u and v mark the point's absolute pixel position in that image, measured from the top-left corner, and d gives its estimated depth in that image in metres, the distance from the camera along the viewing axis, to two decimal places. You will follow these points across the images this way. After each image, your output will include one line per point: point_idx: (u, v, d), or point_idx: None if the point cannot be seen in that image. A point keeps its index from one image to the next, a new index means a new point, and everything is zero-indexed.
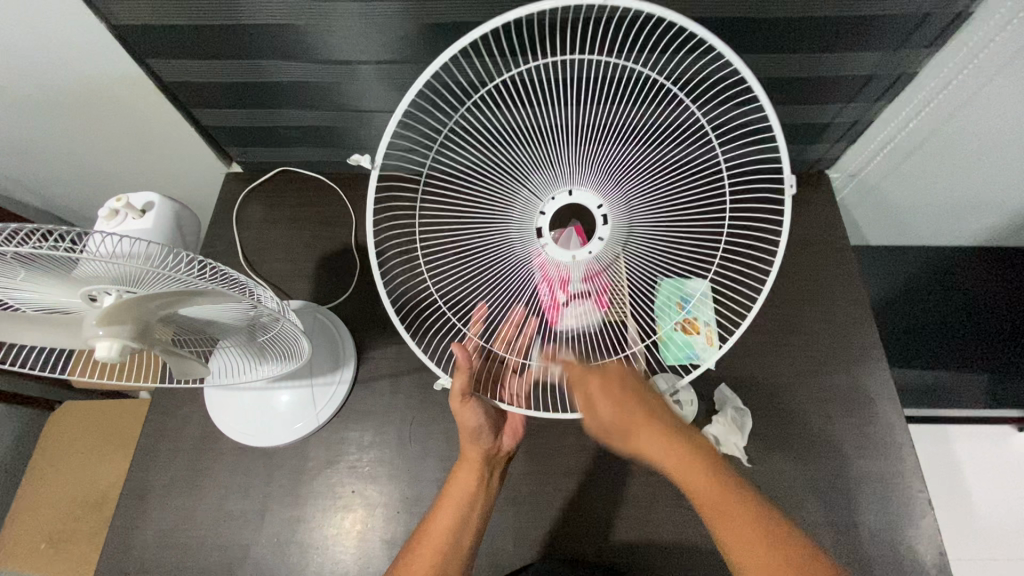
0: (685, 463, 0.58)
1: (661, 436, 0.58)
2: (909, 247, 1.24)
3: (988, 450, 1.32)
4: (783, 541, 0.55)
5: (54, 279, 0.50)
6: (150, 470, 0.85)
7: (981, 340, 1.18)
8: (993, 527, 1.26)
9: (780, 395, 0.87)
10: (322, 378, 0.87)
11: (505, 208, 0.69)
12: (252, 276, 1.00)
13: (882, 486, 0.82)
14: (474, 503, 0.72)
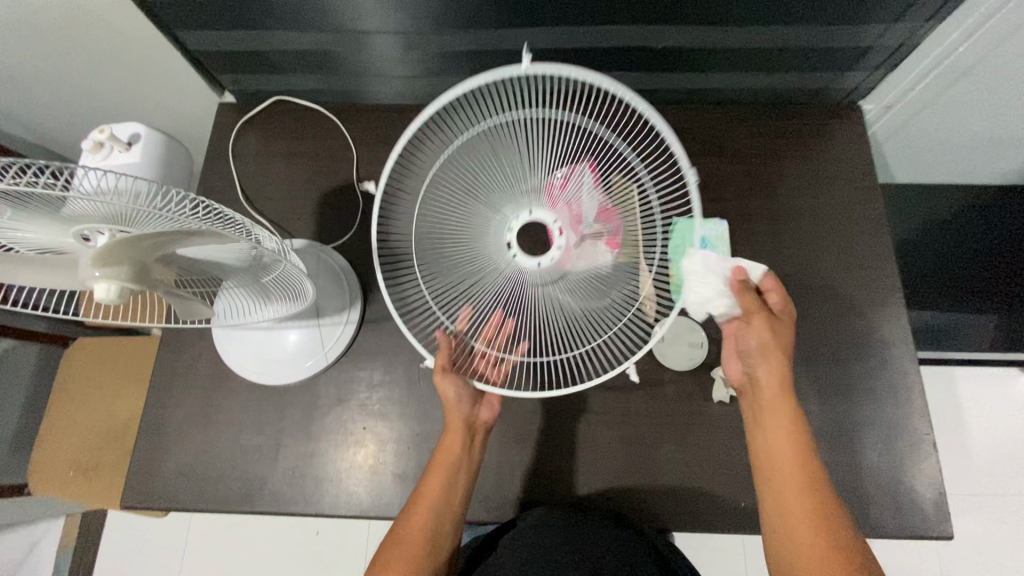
0: (783, 417, 0.67)
1: (779, 390, 0.68)
2: (937, 185, 1.18)
3: (994, 392, 1.33)
4: (827, 511, 0.61)
5: (42, 216, 0.48)
6: (165, 406, 0.87)
7: (1000, 279, 1.16)
8: (987, 465, 1.30)
9: (793, 338, 0.86)
10: (329, 317, 0.87)
11: (472, 230, 0.70)
12: (253, 213, 0.97)
13: (889, 428, 0.82)
14: (458, 473, 0.72)
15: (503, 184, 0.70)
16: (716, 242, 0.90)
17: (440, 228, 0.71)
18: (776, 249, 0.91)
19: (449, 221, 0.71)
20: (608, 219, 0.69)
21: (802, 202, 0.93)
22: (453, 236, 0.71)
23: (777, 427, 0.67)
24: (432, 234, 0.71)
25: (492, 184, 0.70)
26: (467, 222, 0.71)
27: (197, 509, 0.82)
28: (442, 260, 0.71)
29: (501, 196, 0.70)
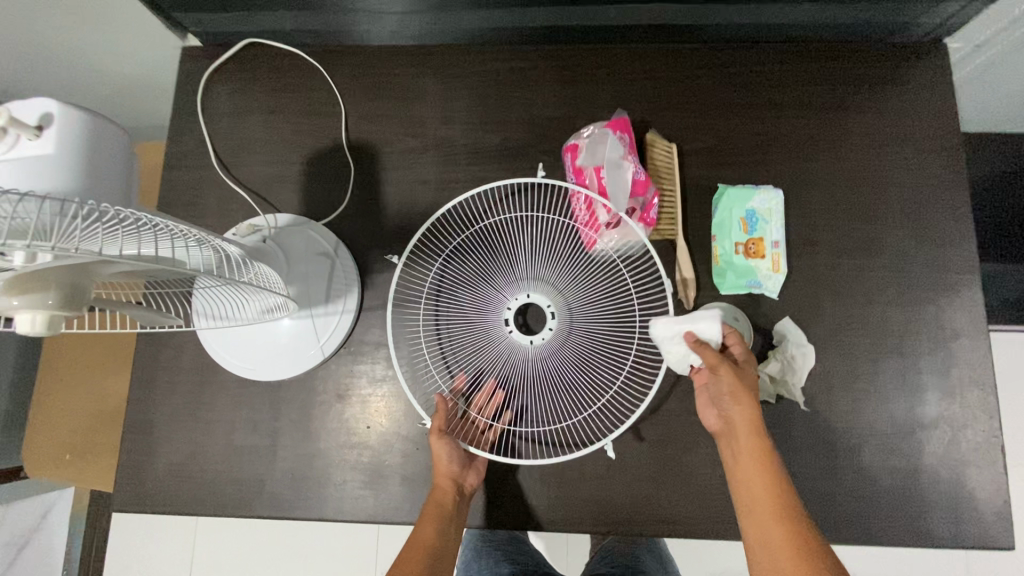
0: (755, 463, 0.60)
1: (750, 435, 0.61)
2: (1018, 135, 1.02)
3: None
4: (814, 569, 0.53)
5: None
6: (150, 403, 0.79)
7: None
8: None
9: (852, 326, 0.75)
10: (321, 307, 0.76)
11: (472, 310, 0.73)
12: (230, 182, 0.84)
13: (953, 429, 0.73)
14: (448, 533, 0.66)
15: (504, 270, 0.74)
16: (767, 215, 0.76)
17: (450, 304, 0.76)
18: (836, 222, 0.78)
19: (456, 299, 0.76)
20: (642, 194, 0.73)
21: (869, 166, 0.79)
22: (457, 316, 0.75)
23: (750, 475, 0.60)
24: (445, 312, 0.77)
25: (495, 269, 0.74)
26: (468, 303, 0.74)
27: (192, 513, 0.76)
28: (452, 331, 0.76)
29: (502, 277, 0.73)
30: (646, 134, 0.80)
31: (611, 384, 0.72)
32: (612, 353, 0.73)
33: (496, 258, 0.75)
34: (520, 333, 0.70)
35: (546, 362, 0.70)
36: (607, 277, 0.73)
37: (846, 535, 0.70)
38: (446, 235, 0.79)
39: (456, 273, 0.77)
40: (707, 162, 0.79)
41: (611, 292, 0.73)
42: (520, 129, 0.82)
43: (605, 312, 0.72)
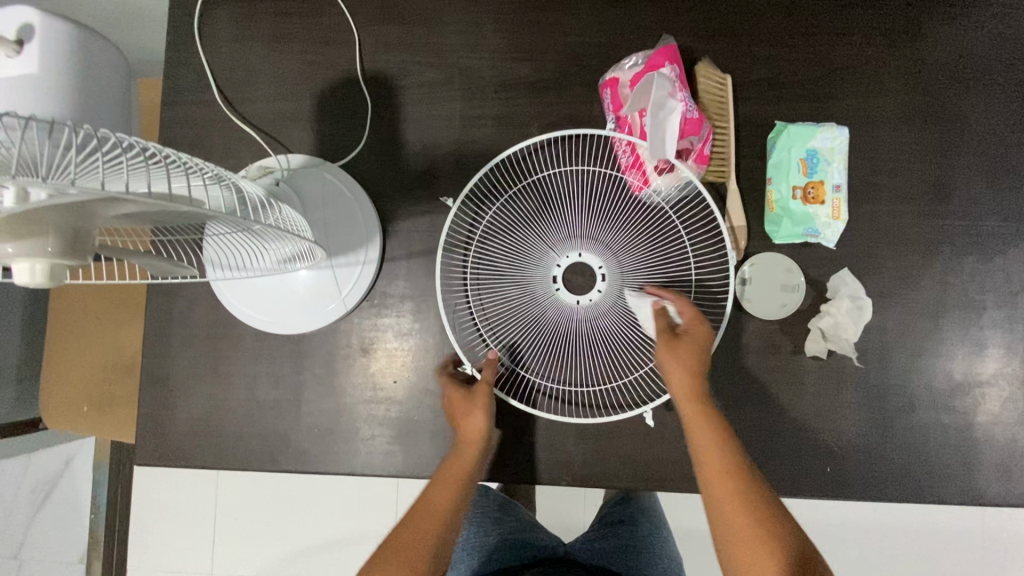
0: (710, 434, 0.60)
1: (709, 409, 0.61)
2: None
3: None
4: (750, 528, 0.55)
5: None
6: (166, 356, 0.76)
7: None
8: None
9: (912, 278, 0.70)
10: (342, 257, 0.71)
11: (519, 269, 0.69)
12: (236, 119, 0.77)
13: (1011, 387, 0.69)
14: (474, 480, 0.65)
15: (554, 227, 0.70)
16: (829, 156, 0.69)
17: (493, 263, 0.71)
18: (902, 164, 0.71)
19: (503, 256, 0.70)
20: (694, 132, 0.66)
21: (943, 101, 0.71)
22: (502, 274, 0.70)
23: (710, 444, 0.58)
24: (487, 270, 0.71)
25: (545, 226, 0.70)
26: (517, 262, 0.69)
27: (217, 468, 0.74)
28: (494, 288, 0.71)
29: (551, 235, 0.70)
30: (695, 65, 0.72)
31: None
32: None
33: (546, 215, 0.70)
34: (568, 293, 0.68)
35: (594, 323, 0.68)
36: (661, 240, 0.69)
37: (893, 494, 0.68)
38: (488, 191, 0.74)
39: (502, 229, 0.71)
40: (763, 97, 0.71)
41: (664, 254, 0.69)
42: (554, 58, 0.74)
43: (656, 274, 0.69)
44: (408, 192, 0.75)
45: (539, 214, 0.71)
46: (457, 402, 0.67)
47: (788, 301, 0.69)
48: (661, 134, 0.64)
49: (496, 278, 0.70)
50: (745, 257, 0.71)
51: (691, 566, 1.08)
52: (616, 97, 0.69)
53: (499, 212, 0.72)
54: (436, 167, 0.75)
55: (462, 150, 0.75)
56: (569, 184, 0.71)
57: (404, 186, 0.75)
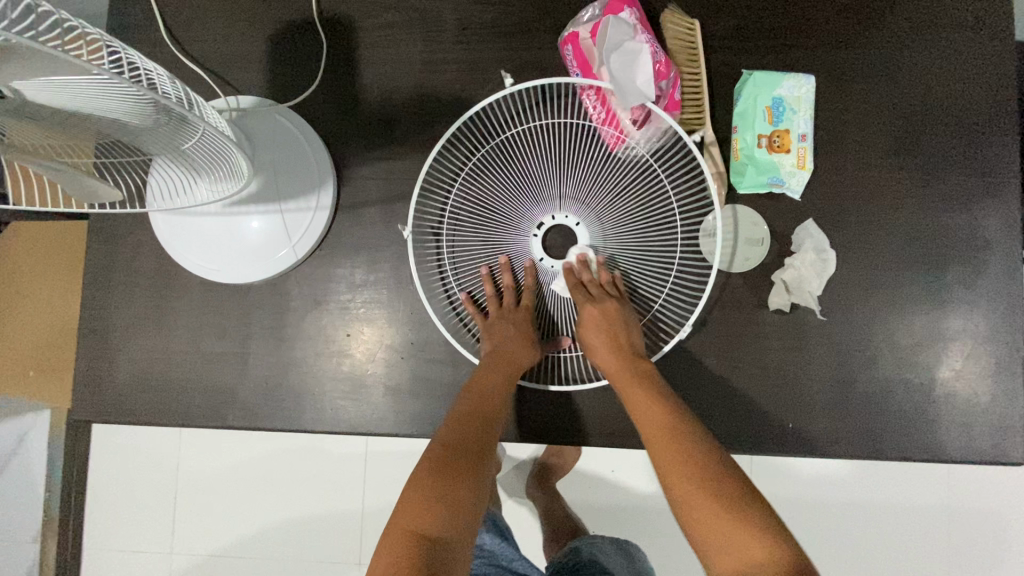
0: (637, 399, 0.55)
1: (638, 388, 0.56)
2: None
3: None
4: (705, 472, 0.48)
5: None
6: (108, 307, 0.72)
7: None
8: None
9: (876, 231, 0.69)
10: (293, 203, 0.68)
11: (498, 229, 0.68)
12: (183, 59, 0.73)
13: (975, 342, 0.68)
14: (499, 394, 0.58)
15: (529, 185, 0.67)
16: (795, 104, 0.68)
17: (470, 221, 0.69)
18: (869, 117, 0.70)
19: (479, 215, 0.69)
20: (663, 76, 0.64)
21: (911, 53, 0.70)
22: (480, 233, 0.68)
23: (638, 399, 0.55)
24: (464, 229, 0.69)
25: (517, 183, 0.67)
26: (491, 221, 0.68)
27: (160, 424, 0.71)
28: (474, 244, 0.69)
29: (529, 193, 0.66)
30: (661, 13, 0.70)
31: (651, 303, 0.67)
32: (651, 277, 0.67)
33: (519, 171, 0.67)
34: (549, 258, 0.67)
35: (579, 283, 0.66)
36: (646, 190, 0.66)
37: (854, 448, 0.67)
38: (460, 150, 0.70)
39: (474, 188, 0.69)
40: (730, 45, 0.70)
41: (649, 209, 0.66)
42: (518, 3, 0.72)
43: (642, 230, 0.66)
44: (367, 140, 0.72)
45: (513, 173, 0.67)
46: (526, 332, 0.63)
47: (753, 252, 0.68)
48: (631, 81, 0.61)
49: (474, 239, 0.69)
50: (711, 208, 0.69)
51: None
52: (578, 52, 0.66)
53: (472, 172, 0.69)
54: (396, 115, 0.72)
55: (423, 95, 0.72)
56: (539, 142, 0.68)
57: (362, 133, 0.72)
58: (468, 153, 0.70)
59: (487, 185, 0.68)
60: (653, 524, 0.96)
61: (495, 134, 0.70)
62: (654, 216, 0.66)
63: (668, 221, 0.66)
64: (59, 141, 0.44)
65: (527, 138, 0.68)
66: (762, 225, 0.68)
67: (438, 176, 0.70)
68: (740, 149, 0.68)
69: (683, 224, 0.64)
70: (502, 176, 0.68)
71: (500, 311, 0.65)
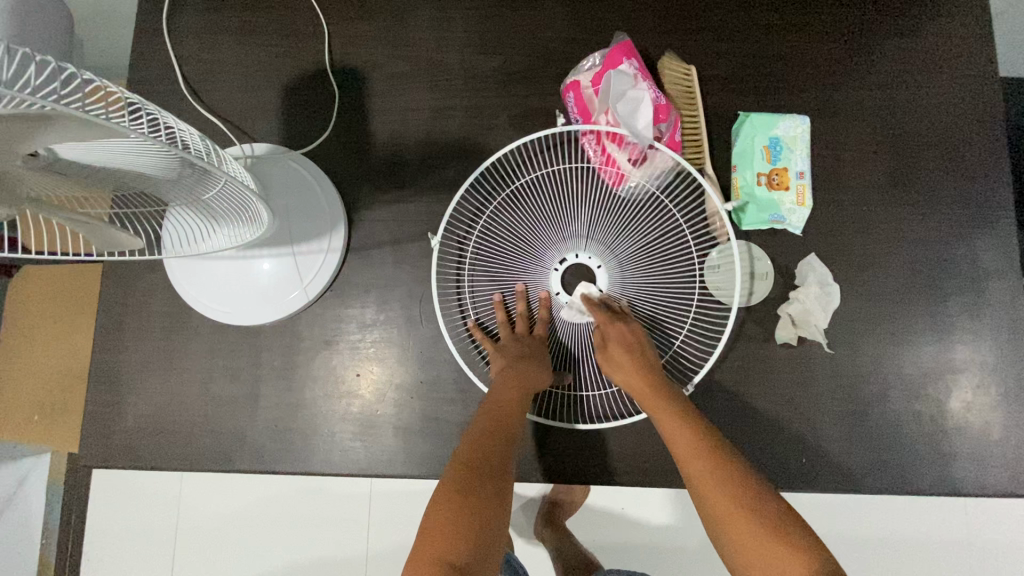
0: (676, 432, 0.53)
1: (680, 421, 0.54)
2: None
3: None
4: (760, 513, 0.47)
5: None
6: (118, 350, 0.72)
7: None
8: None
9: (877, 264, 0.70)
10: (306, 245, 0.69)
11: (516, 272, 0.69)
12: (200, 108, 0.76)
13: (983, 372, 0.69)
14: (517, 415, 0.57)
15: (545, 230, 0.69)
16: (793, 144, 0.70)
17: (489, 266, 0.71)
18: (864, 154, 0.72)
19: (498, 262, 0.70)
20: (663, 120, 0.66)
21: (901, 94, 0.73)
22: (501, 279, 0.70)
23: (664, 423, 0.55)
24: (484, 275, 0.71)
25: (532, 230, 0.69)
26: (509, 260, 0.70)
27: (170, 468, 0.70)
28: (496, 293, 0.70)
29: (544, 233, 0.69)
30: (659, 60, 0.73)
31: (677, 333, 0.68)
32: (669, 312, 0.68)
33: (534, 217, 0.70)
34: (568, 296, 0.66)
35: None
36: (658, 225, 0.68)
37: (867, 482, 0.67)
38: (474, 195, 0.73)
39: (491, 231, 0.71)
40: (725, 89, 0.73)
41: (661, 245, 0.68)
42: (521, 52, 0.75)
43: (657, 267, 0.68)
44: (377, 183, 0.74)
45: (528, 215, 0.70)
46: (541, 355, 0.63)
47: (757, 287, 0.69)
48: (632, 128, 0.63)
49: (495, 285, 0.70)
50: (717, 243, 0.69)
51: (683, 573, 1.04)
52: (579, 99, 0.69)
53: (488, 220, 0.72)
54: (405, 158, 0.74)
55: (431, 141, 0.75)
56: (551, 185, 0.71)
57: (372, 176, 0.74)
58: (482, 198, 0.73)
59: (503, 227, 0.70)
60: (667, 563, 0.94)
61: (507, 178, 0.73)
62: (666, 254, 0.68)
63: (681, 257, 0.69)
64: (87, 194, 0.46)
65: (539, 182, 0.71)
66: (765, 261, 0.69)
67: (455, 220, 0.73)
68: (741, 187, 0.70)
69: (697, 260, 0.66)
70: (517, 218, 0.70)
71: (513, 333, 0.65)
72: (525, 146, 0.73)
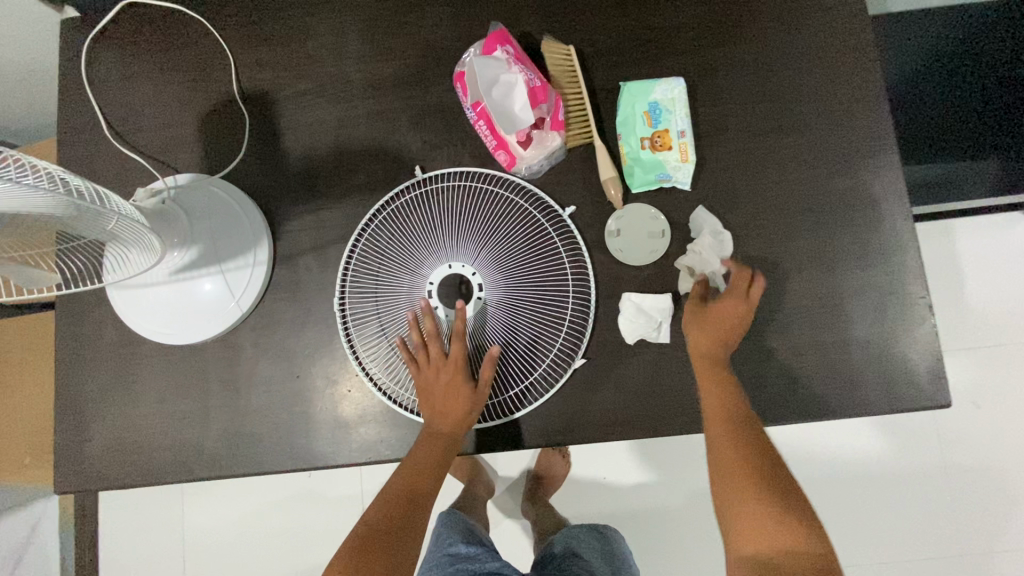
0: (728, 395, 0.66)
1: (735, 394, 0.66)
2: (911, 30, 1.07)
3: (975, 245, 1.34)
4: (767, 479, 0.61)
5: None
6: (77, 382, 0.78)
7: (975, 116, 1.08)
8: (969, 315, 1.33)
9: (768, 208, 0.74)
10: (233, 261, 0.74)
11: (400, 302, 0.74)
12: (124, 149, 0.81)
13: (879, 297, 0.72)
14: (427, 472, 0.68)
15: (421, 260, 0.73)
16: (671, 105, 0.74)
17: (377, 303, 0.74)
18: (745, 105, 0.76)
19: (381, 294, 0.74)
20: (543, 98, 0.70)
21: (774, 45, 0.76)
22: (386, 311, 0.74)
23: (716, 411, 0.65)
24: (372, 314, 0.75)
25: (408, 260, 0.74)
26: (392, 288, 0.74)
27: (137, 483, 0.76)
28: (381, 331, 0.75)
29: (422, 263, 0.73)
30: (539, 44, 0.77)
31: (555, 333, 0.72)
32: (545, 313, 0.73)
33: (410, 251, 0.74)
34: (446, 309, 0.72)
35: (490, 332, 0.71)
36: (512, 220, 0.74)
37: (782, 412, 0.70)
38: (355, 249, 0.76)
39: (373, 270, 0.75)
40: (605, 63, 0.77)
41: (532, 256, 0.73)
42: (413, 55, 0.80)
43: (531, 275, 0.73)
44: (295, 197, 0.79)
45: (406, 253, 0.74)
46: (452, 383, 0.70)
47: (656, 244, 0.73)
48: (509, 111, 0.68)
49: (385, 322, 0.74)
50: (614, 208, 0.74)
51: (637, 495, 1.28)
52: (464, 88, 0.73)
53: (367, 260, 0.75)
54: (318, 170, 0.79)
55: (341, 150, 0.79)
56: (423, 226, 0.74)
57: (290, 190, 0.79)
58: (358, 251, 0.76)
59: (384, 269, 0.75)
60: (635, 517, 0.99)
61: (379, 227, 0.76)
62: (534, 263, 0.73)
63: (546, 263, 0.73)
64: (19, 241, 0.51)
65: (414, 226, 0.75)
66: (661, 219, 0.73)
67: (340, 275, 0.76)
68: (628, 152, 0.74)
69: (557, 266, 0.73)
70: (396, 259, 0.74)
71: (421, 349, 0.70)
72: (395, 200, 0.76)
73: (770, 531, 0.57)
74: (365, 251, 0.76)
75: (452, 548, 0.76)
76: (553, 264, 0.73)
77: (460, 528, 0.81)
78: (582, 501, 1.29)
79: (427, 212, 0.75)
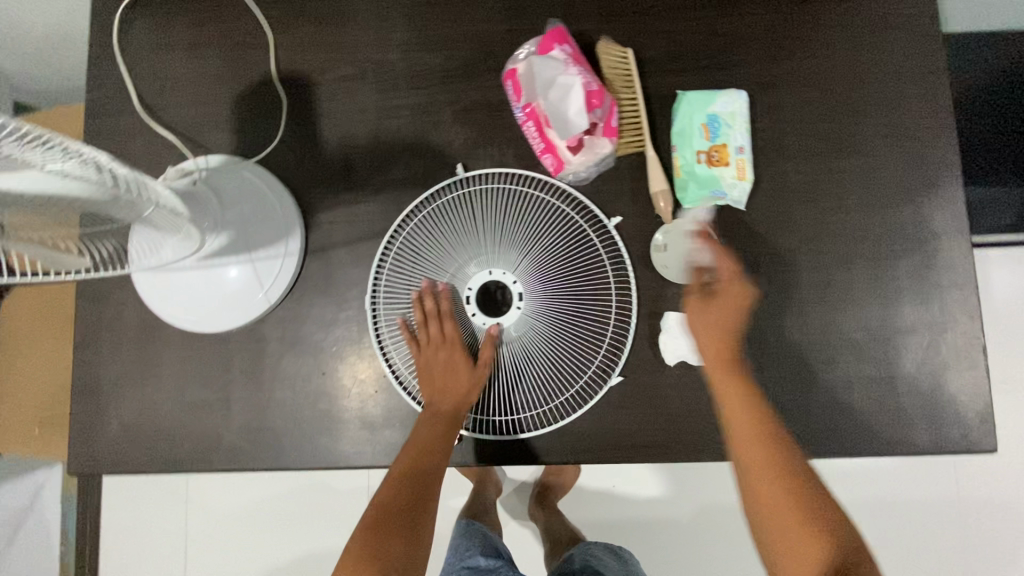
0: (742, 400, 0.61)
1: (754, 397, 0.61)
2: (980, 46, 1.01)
3: (1012, 276, 1.30)
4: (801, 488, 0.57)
5: None
6: (95, 363, 0.76)
7: None
8: (998, 347, 1.30)
9: (822, 234, 0.71)
10: (263, 251, 0.71)
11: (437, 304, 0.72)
12: (155, 125, 0.78)
13: (931, 335, 0.69)
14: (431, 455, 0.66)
15: (460, 264, 0.71)
16: (730, 119, 0.71)
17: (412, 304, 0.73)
18: (807, 125, 0.72)
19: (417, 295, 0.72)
20: (598, 102, 0.67)
21: (842, 62, 0.73)
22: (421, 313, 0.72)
23: (734, 408, 0.61)
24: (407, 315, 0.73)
25: (447, 262, 0.72)
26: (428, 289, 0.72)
27: (152, 471, 0.74)
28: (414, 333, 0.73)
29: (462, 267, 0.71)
30: (595, 46, 0.74)
31: (593, 349, 0.70)
32: (584, 327, 0.70)
33: (449, 253, 0.72)
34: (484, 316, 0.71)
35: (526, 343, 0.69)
36: (557, 228, 0.71)
37: (821, 447, 0.68)
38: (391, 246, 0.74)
39: (409, 269, 0.73)
40: (663, 70, 0.73)
41: (574, 267, 0.71)
42: (462, 47, 0.76)
43: (572, 287, 0.70)
44: (329, 188, 0.76)
45: (445, 255, 0.72)
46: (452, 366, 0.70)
47: None
48: (563, 115, 0.66)
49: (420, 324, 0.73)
50: (661, 223, 0.71)
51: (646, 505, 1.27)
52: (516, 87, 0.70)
53: (404, 258, 0.73)
54: (355, 161, 0.76)
55: (380, 142, 0.76)
56: (463, 227, 0.72)
57: (324, 181, 0.76)
58: (395, 249, 0.73)
59: (421, 269, 0.73)
60: None
61: (419, 225, 0.73)
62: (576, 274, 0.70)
63: (588, 274, 0.71)
64: (47, 223, 0.47)
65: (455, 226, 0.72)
66: (711, 237, 0.70)
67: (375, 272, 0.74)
68: (682, 164, 0.71)
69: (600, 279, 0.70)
70: (434, 260, 0.72)
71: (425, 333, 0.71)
72: (436, 198, 0.74)
73: (801, 536, 0.55)
74: (402, 249, 0.73)
75: (470, 560, 0.75)
76: (595, 277, 0.71)
77: (478, 540, 0.80)
78: (589, 507, 1.28)
79: (468, 212, 0.72)
